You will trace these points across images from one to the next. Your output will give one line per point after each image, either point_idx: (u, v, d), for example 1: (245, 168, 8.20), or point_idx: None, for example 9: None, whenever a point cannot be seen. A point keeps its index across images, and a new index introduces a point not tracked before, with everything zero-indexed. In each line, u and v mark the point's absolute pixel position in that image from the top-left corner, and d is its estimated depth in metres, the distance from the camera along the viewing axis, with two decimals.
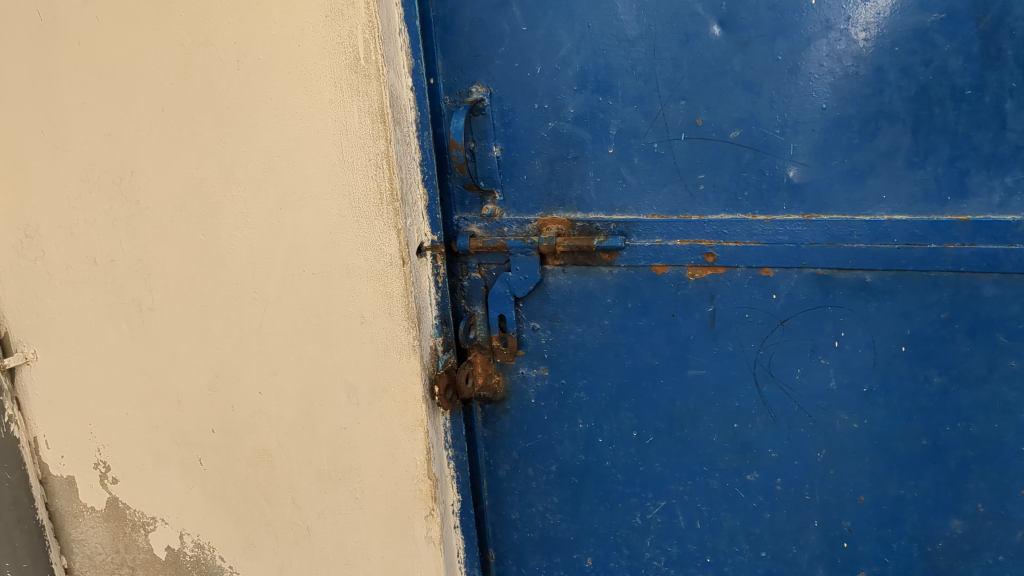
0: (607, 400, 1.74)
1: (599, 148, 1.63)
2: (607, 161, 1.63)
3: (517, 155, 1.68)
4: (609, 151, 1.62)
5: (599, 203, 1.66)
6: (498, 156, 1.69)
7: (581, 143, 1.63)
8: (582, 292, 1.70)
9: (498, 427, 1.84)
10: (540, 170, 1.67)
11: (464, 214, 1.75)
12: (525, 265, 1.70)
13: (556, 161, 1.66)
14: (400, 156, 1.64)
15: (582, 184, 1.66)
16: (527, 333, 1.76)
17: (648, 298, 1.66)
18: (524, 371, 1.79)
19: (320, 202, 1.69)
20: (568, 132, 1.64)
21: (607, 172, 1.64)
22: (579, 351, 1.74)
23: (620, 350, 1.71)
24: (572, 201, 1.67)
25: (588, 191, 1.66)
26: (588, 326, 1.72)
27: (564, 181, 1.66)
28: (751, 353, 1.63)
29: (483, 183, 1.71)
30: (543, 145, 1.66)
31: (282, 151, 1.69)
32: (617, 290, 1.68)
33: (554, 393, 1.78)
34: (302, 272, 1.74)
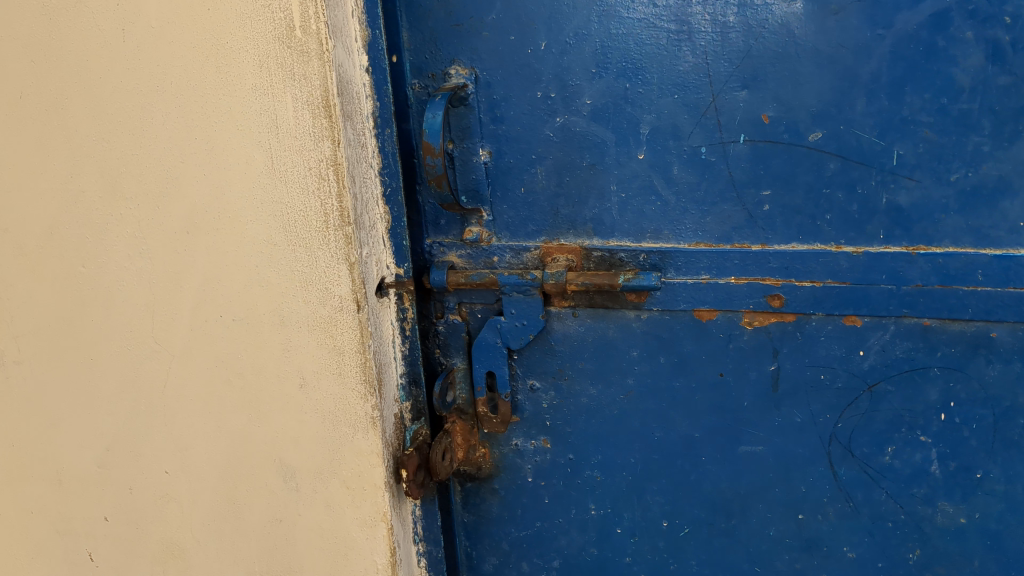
0: (629, 481, 1.33)
1: (625, 153, 1.20)
2: (635, 170, 1.20)
3: (513, 161, 1.24)
4: (639, 157, 1.19)
5: (623, 225, 1.23)
6: (487, 162, 1.25)
7: (600, 146, 1.20)
8: (598, 343, 1.28)
9: (483, 510, 1.42)
10: (544, 182, 1.24)
11: (439, 238, 1.31)
12: (523, 308, 1.27)
13: (564, 169, 1.23)
14: (353, 165, 1.19)
15: (599, 200, 1.23)
16: (522, 394, 1.34)
17: (688, 353, 1.25)
18: (517, 443, 1.37)
19: (240, 224, 1.24)
20: (582, 130, 1.20)
21: (636, 186, 1.21)
22: (592, 419, 1.32)
23: (647, 418, 1.29)
24: (587, 222, 1.24)
25: (610, 209, 1.23)
26: (606, 387, 1.30)
27: (576, 196, 1.23)
28: (826, 426, 1.23)
29: (466, 198, 1.27)
30: (548, 148, 1.22)
31: (187, 156, 1.23)
32: (647, 341, 1.26)
33: (558, 471, 1.36)
34: (219, 318, 1.29)
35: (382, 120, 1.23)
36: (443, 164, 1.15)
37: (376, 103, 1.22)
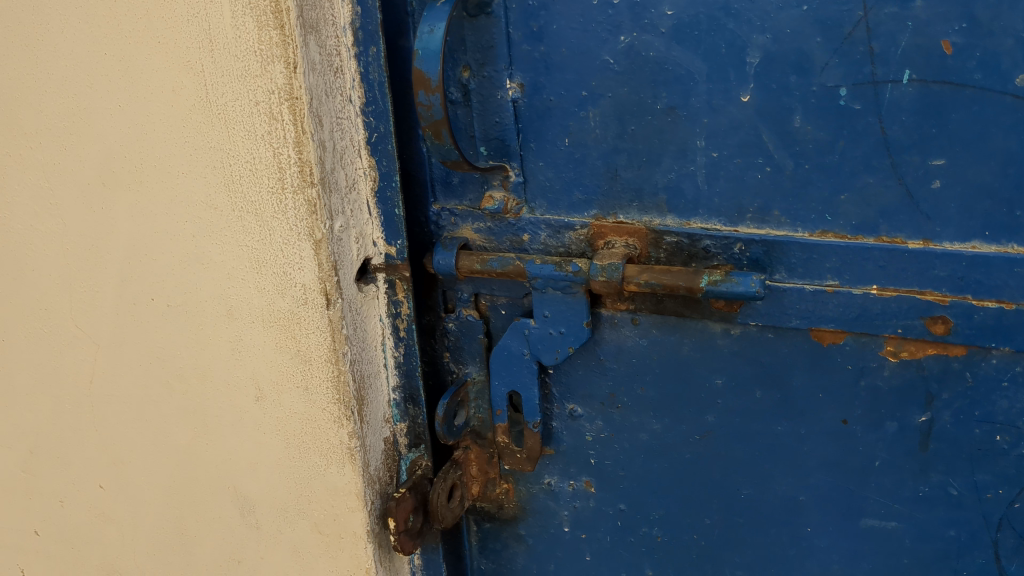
0: (702, 546, 0.97)
1: (720, 91, 0.80)
2: (736, 120, 0.81)
3: (554, 99, 0.85)
4: (742, 99, 0.80)
5: (712, 200, 0.84)
6: (517, 101, 0.87)
7: (684, 80, 0.81)
8: (667, 363, 0.90)
9: (504, 560, 1.08)
10: (598, 131, 0.85)
11: (449, 204, 0.93)
12: (562, 312, 0.89)
13: (626, 113, 0.84)
14: (321, 99, 0.82)
15: (679, 161, 0.84)
16: (557, 420, 0.98)
17: (798, 388, 0.87)
18: (551, 482, 1.01)
19: (169, 178, 0.88)
20: (659, 55, 0.81)
21: (734, 144, 0.82)
22: (654, 462, 0.95)
23: (732, 468, 0.92)
24: (659, 193, 0.85)
25: (693, 175, 0.84)
26: (675, 422, 0.92)
27: (644, 154, 0.84)
28: (995, 506, 0.83)
29: (485, 150, 0.89)
30: (607, 82, 0.83)
31: (94, 79, 0.87)
32: (737, 366, 0.88)
33: (605, 523, 1.00)
34: (150, 303, 0.95)
35: (364, 34, 0.84)
36: (443, 103, 0.77)
37: (356, 9, 0.83)
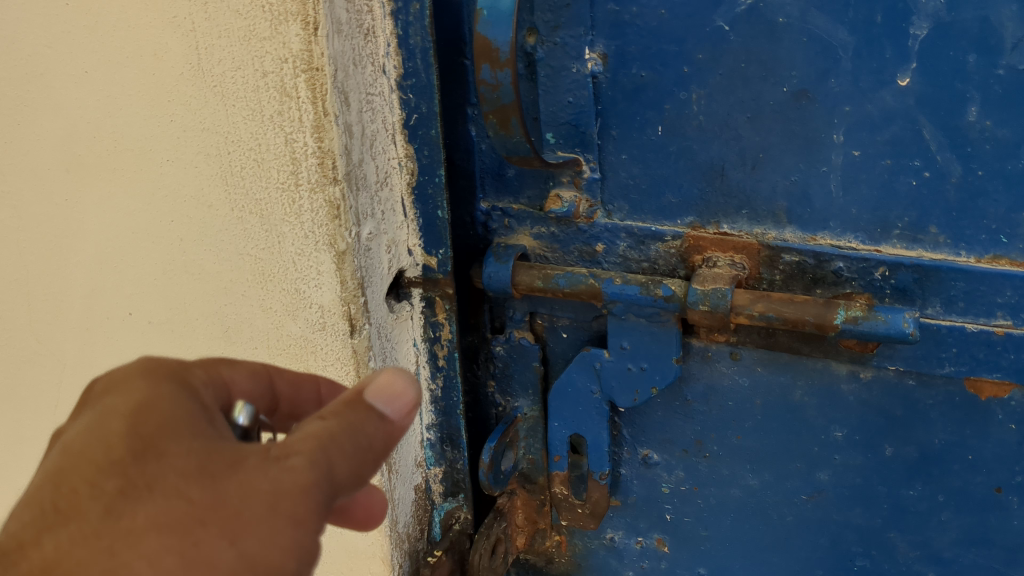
0: None
1: (871, 72, 0.61)
2: (890, 109, 0.62)
3: (647, 74, 0.66)
4: (899, 82, 0.61)
5: (848, 210, 0.65)
6: (597, 76, 0.68)
7: (823, 55, 0.62)
8: (773, 408, 0.72)
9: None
10: (702, 118, 0.66)
11: (502, 202, 0.75)
12: (645, 344, 0.71)
13: (741, 96, 0.65)
14: (347, 71, 0.63)
15: (806, 159, 0.65)
16: (626, 466, 0.80)
17: (940, 448, 0.69)
18: (613, 538, 0.84)
19: (155, 164, 0.70)
20: (791, 22, 0.62)
21: (885, 140, 0.63)
22: (746, 523, 0.78)
23: (846, 534, 0.75)
24: (777, 198, 0.67)
25: (824, 177, 0.65)
26: (777, 478, 0.75)
27: (762, 149, 0.66)
28: None
29: (554, 137, 0.70)
30: (717, 56, 0.64)
31: (52, 36, 0.68)
32: (864, 416, 0.70)
33: None
34: (136, 311, 0.78)
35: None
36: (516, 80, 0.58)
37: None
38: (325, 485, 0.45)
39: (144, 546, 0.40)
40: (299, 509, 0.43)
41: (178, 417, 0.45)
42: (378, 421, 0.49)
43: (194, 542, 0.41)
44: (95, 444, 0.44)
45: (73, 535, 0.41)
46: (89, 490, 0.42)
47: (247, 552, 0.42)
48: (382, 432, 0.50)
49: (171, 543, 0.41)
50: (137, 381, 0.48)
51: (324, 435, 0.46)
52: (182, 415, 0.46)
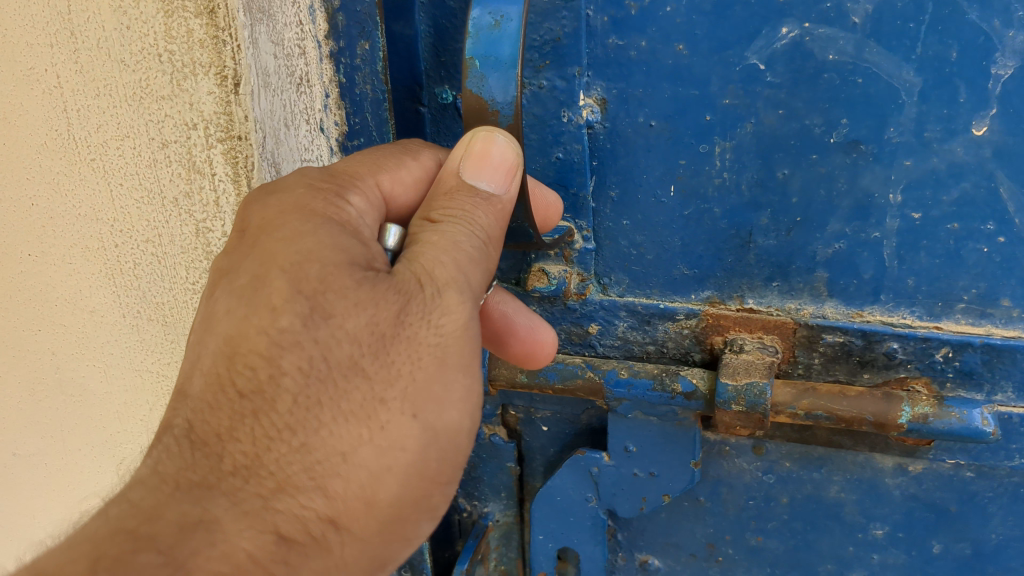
0: None
1: (941, 119, 0.50)
2: (959, 164, 0.51)
3: (658, 122, 0.54)
4: (974, 132, 0.50)
5: (903, 281, 0.55)
6: (593, 127, 0.56)
7: (883, 100, 0.50)
8: (803, 507, 0.62)
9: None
10: (726, 175, 0.55)
11: None
12: (653, 445, 0.59)
13: (777, 148, 0.53)
14: (276, 136, 0.52)
15: (854, 223, 0.54)
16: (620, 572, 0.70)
17: (1002, 548, 0.59)
18: None
19: (34, 247, 0.60)
20: (843, 60, 0.50)
21: (950, 201, 0.52)
22: None
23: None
24: (817, 268, 0.56)
25: (875, 245, 0.54)
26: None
27: (798, 210, 0.54)
28: None
29: None
30: (748, 102, 0.52)
31: None
32: (911, 513, 0.60)
33: None
34: (20, 386, 0.69)
35: (348, 20, 0.54)
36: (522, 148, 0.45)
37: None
38: (454, 356, 0.44)
39: (340, 442, 0.42)
40: (465, 355, 0.45)
41: (336, 264, 0.43)
42: (484, 203, 0.47)
43: (382, 428, 0.42)
44: (261, 344, 0.41)
45: (262, 433, 0.41)
46: (262, 423, 0.41)
47: (429, 423, 0.43)
48: (494, 209, 0.47)
49: (364, 436, 0.42)
50: (291, 214, 0.45)
51: (473, 237, 0.46)
52: (340, 264, 0.43)
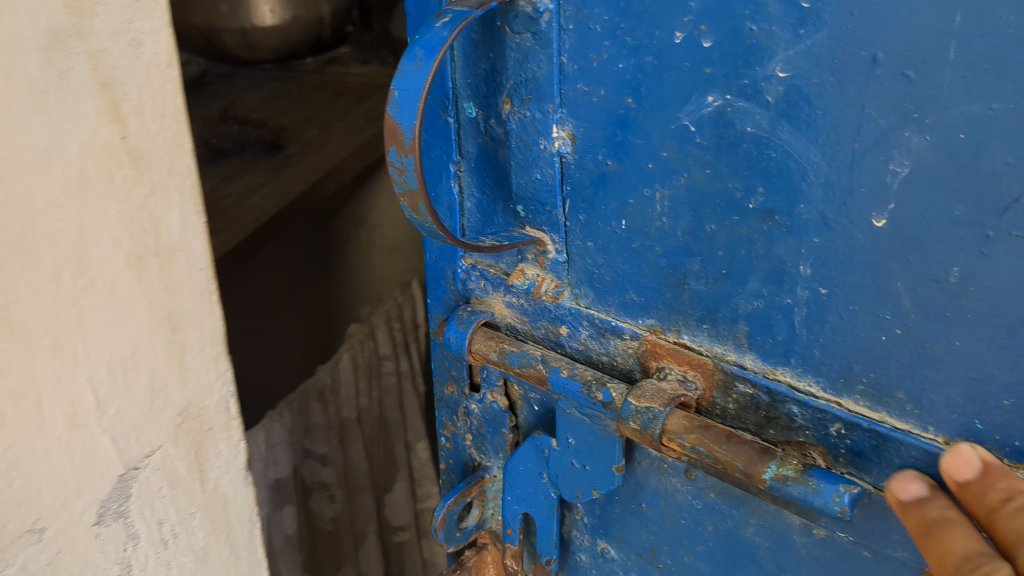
0: None
1: (842, 206, 0.50)
2: (865, 253, 0.50)
3: (614, 163, 0.60)
4: (873, 224, 0.49)
5: (811, 350, 0.55)
6: (564, 156, 0.63)
7: (792, 176, 0.51)
8: (725, 539, 0.64)
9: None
10: (665, 219, 0.59)
11: (483, 262, 0.72)
12: (589, 443, 0.65)
13: (706, 203, 0.56)
14: None
15: (770, 286, 0.55)
16: (585, 553, 0.76)
17: None
18: None
19: None
20: (758, 133, 0.52)
21: (853, 285, 0.51)
22: None
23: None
24: (739, 320, 0.58)
25: (788, 310, 0.55)
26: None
27: (724, 264, 0.57)
28: None
29: (522, 211, 0.67)
30: (683, 156, 0.56)
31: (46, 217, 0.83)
32: None
33: None
34: None
35: None
36: (420, 168, 0.53)
37: None
38: None
39: None
40: None
41: None
42: None
43: None
44: None
45: None
46: None
47: None
48: None
49: None
50: None
51: None
52: None
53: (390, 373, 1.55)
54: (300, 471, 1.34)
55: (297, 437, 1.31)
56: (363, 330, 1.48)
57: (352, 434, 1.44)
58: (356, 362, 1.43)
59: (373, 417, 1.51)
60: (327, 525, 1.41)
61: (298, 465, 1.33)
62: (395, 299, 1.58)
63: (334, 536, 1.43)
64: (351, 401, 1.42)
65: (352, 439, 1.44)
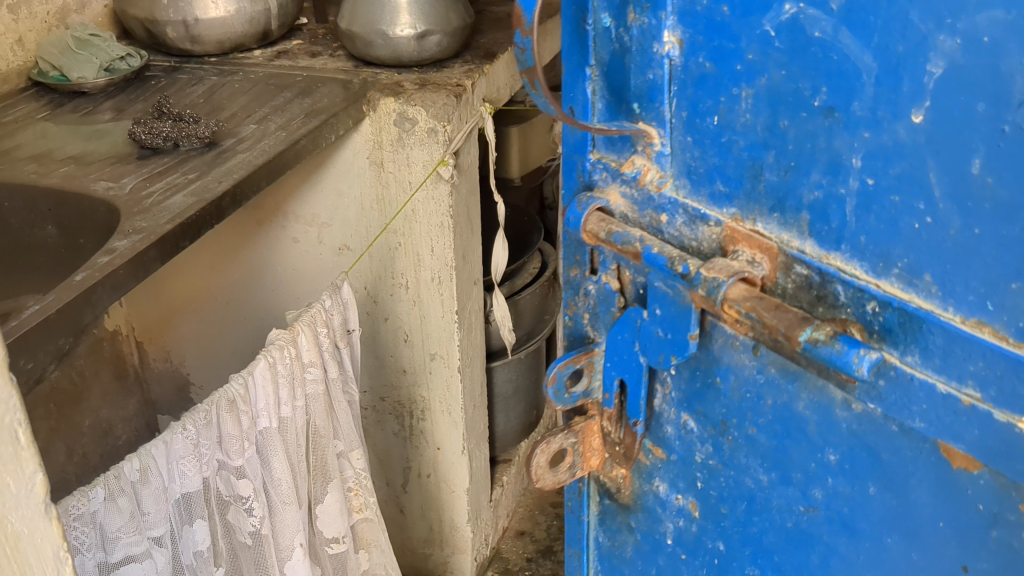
0: None
1: (891, 104, 0.58)
2: (905, 146, 0.58)
3: (710, 64, 0.67)
4: (913, 118, 0.57)
5: (858, 237, 0.63)
6: (673, 59, 0.69)
7: (850, 77, 0.59)
8: (780, 413, 0.71)
9: (618, 545, 0.93)
10: (748, 116, 0.66)
11: (608, 153, 0.77)
12: (671, 312, 0.72)
13: (780, 101, 0.63)
14: None
15: (830, 176, 0.63)
16: (672, 426, 0.81)
17: (922, 503, 0.65)
18: (660, 488, 0.85)
19: None
20: (825, 38, 0.59)
21: (895, 174, 0.59)
22: (754, 517, 0.77)
23: (833, 560, 0.73)
24: (802, 210, 0.65)
25: (842, 199, 0.63)
26: (782, 480, 0.73)
27: (794, 156, 0.64)
28: None
29: (636, 104, 0.73)
30: (761, 59, 0.64)
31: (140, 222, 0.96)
32: (854, 447, 0.67)
33: (703, 555, 0.84)
34: None
35: None
36: (536, 48, 0.67)
37: None
38: None
39: None
40: None
41: None
42: None
43: None
44: None
45: None
46: None
47: None
48: None
49: None
50: None
51: None
52: None
53: (314, 381, 1.33)
54: (213, 486, 1.17)
55: (209, 451, 1.14)
56: (285, 335, 1.26)
57: (270, 443, 1.24)
58: (274, 370, 1.21)
59: (298, 429, 1.30)
60: (249, 540, 1.24)
61: (208, 480, 1.16)
62: (321, 304, 1.35)
63: (257, 549, 1.25)
64: (270, 411, 1.22)
65: (271, 449, 1.24)
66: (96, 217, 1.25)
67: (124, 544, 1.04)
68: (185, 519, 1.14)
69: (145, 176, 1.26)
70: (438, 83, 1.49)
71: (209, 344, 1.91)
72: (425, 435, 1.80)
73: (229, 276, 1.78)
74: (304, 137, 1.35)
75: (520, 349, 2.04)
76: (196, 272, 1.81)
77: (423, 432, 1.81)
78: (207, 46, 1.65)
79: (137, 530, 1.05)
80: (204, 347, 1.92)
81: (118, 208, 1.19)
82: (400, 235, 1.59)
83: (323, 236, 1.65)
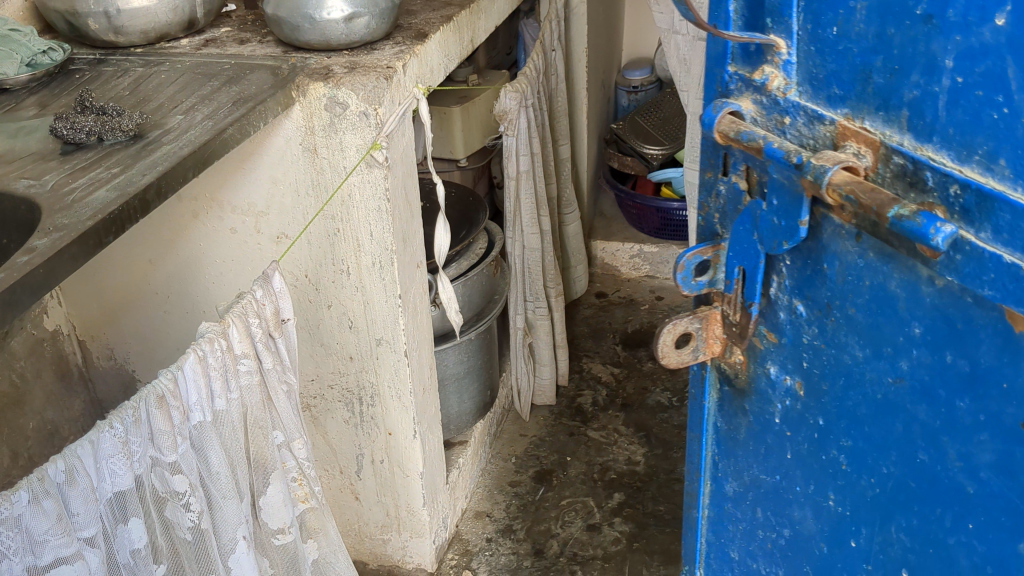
0: (876, 496, 0.90)
1: (981, 9, 0.68)
2: (988, 45, 0.68)
3: None
4: (998, 21, 0.67)
5: (947, 129, 0.72)
6: None
7: None
8: (876, 292, 0.82)
9: (733, 428, 1.08)
10: (862, 25, 0.77)
11: (742, 67, 0.89)
12: (784, 202, 0.84)
13: (891, 10, 0.74)
14: None
15: (926, 75, 0.73)
16: (785, 311, 0.94)
17: (991, 366, 0.74)
18: (772, 372, 0.98)
19: None
20: None
21: (981, 71, 0.69)
22: (851, 391, 0.88)
23: (915, 426, 0.83)
24: (903, 107, 0.75)
25: (936, 96, 0.73)
26: (875, 355, 0.84)
27: (898, 58, 0.75)
28: None
29: (768, 19, 0.85)
30: None
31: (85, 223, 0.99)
32: (935, 320, 0.77)
33: (806, 430, 0.96)
34: None
35: None
36: None
37: None
38: None
39: None
40: None
41: None
42: None
43: None
44: None
45: None
46: None
47: None
48: None
49: None
50: None
51: None
52: None
53: (249, 373, 1.21)
54: (146, 483, 1.08)
55: (141, 449, 1.05)
56: (215, 327, 1.14)
57: (206, 437, 1.14)
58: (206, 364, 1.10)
59: (233, 423, 1.19)
60: (189, 536, 1.16)
61: (141, 477, 1.07)
62: (252, 295, 1.21)
63: (198, 544, 1.17)
64: (202, 405, 1.12)
65: (207, 443, 1.14)
66: (16, 216, 1.22)
67: (53, 547, 0.97)
68: (119, 518, 1.06)
69: (68, 172, 1.25)
70: (368, 65, 1.53)
71: (151, 339, 1.91)
72: (378, 420, 1.86)
73: (166, 272, 1.79)
74: (231, 124, 1.34)
75: (470, 329, 2.14)
76: (134, 266, 1.81)
77: (375, 417, 1.87)
78: (132, 35, 1.64)
79: (64, 532, 0.98)
80: (143, 342, 1.92)
81: (39, 206, 1.17)
82: (341, 219, 1.63)
83: (262, 224, 1.67)
